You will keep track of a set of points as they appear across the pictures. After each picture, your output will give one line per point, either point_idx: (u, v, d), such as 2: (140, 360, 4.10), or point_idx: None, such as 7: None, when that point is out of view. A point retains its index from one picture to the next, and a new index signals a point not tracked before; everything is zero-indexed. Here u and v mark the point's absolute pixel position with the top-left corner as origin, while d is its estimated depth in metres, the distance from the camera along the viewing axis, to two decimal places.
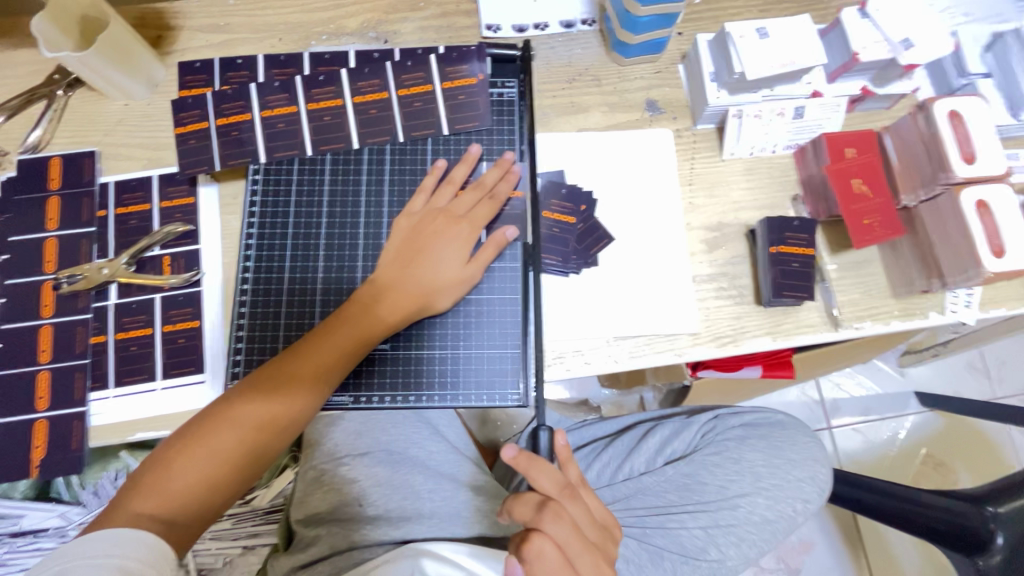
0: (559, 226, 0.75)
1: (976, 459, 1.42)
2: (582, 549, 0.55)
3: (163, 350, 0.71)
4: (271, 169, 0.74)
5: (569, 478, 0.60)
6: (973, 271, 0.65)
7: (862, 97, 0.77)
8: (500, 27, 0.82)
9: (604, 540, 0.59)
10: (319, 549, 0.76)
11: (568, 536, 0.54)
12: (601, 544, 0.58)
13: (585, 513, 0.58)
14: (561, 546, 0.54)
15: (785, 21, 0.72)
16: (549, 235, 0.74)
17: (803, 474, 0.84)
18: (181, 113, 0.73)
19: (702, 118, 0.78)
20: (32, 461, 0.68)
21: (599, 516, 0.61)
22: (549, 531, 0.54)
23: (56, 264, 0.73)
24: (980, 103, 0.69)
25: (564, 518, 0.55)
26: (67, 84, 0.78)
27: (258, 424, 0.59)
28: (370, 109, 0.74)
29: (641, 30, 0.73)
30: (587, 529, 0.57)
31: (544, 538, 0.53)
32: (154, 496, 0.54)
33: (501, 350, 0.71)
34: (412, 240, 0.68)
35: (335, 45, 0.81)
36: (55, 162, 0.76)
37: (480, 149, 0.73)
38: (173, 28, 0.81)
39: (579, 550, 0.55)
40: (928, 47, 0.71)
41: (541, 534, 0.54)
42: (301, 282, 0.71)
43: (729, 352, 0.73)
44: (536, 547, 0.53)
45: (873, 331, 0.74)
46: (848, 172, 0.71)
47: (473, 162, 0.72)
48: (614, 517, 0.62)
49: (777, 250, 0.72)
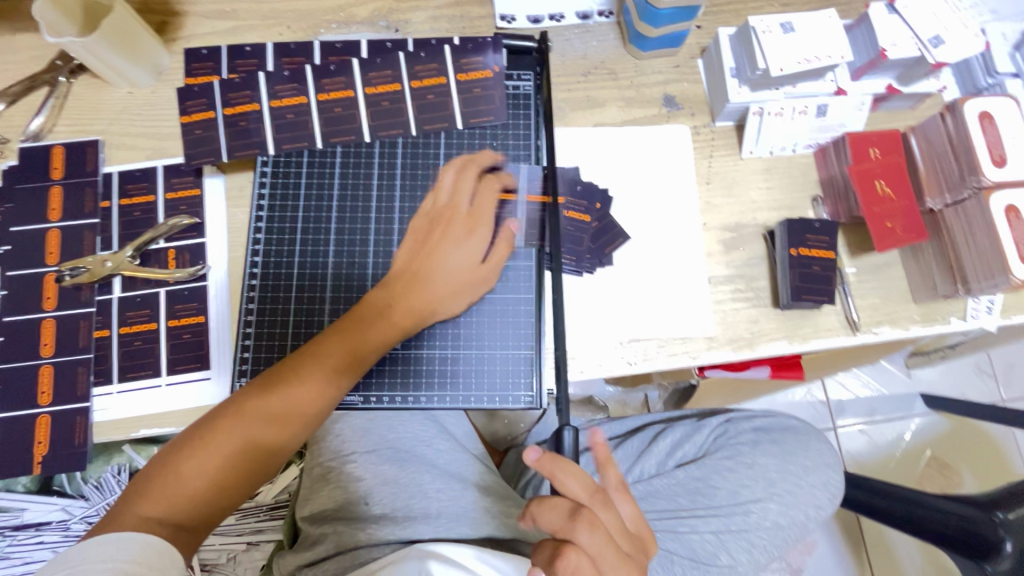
0: (574, 224, 0.73)
1: (982, 463, 1.41)
2: (617, 558, 0.53)
3: (168, 345, 0.70)
4: (280, 162, 0.72)
5: (608, 482, 0.58)
6: (1001, 278, 0.64)
7: (886, 95, 0.75)
8: (514, 18, 0.79)
9: (637, 549, 0.57)
10: (325, 548, 0.75)
11: (602, 547, 0.52)
12: (636, 555, 0.56)
13: (619, 522, 0.56)
14: (595, 558, 0.52)
15: (809, 15, 0.70)
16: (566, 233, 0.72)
17: (816, 479, 0.83)
18: (188, 102, 0.71)
19: (721, 115, 0.76)
20: (34, 457, 0.67)
21: (631, 523, 0.58)
22: (583, 542, 0.52)
23: (59, 256, 0.71)
24: (1010, 105, 0.67)
25: (599, 528, 0.53)
26: (70, 70, 0.76)
27: (271, 426, 0.57)
28: (381, 101, 0.72)
29: (662, 23, 0.71)
30: (623, 540, 0.55)
31: (578, 552, 0.52)
32: (162, 500, 0.53)
33: (514, 352, 0.69)
34: (422, 239, 0.65)
35: (345, 33, 0.79)
36: (57, 150, 0.74)
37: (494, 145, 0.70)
38: (178, 14, 0.79)
39: (613, 558, 0.53)
40: (959, 47, 0.68)
41: (576, 547, 0.52)
42: (311, 277, 0.70)
43: (745, 356, 0.72)
44: (571, 561, 0.51)
45: (892, 336, 0.73)
46: (872, 173, 0.69)
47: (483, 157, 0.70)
48: (651, 530, 0.60)
49: (798, 253, 0.71)
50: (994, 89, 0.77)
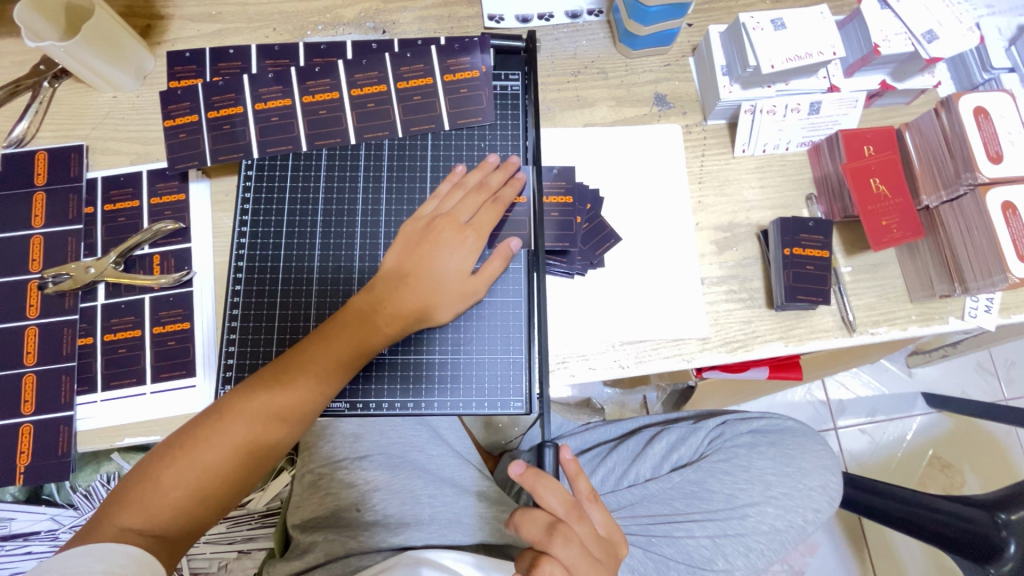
0: (559, 209, 0.70)
1: (985, 463, 1.39)
2: (591, 566, 0.52)
3: (153, 353, 0.69)
4: (264, 165, 0.71)
5: (578, 492, 0.57)
6: (998, 277, 0.62)
7: (880, 92, 0.74)
8: (503, 17, 0.78)
9: (610, 556, 0.56)
10: (315, 556, 0.74)
11: (577, 558, 0.52)
12: (607, 558, 0.55)
13: (592, 532, 0.55)
14: (570, 568, 0.51)
15: (800, 11, 0.69)
16: (552, 220, 0.70)
17: (814, 482, 0.81)
18: (171, 106, 0.70)
19: (713, 113, 0.75)
20: (17, 467, 0.66)
21: (603, 529, 0.57)
22: (559, 554, 0.51)
23: (43, 263, 0.70)
24: (1006, 100, 0.66)
25: (574, 541, 0.52)
26: (53, 75, 0.75)
27: (252, 434, 0.56)
28: (367, 103, 0.71)
29: (651, 22, 0.70)
30: (595, 547, 0.54)
31: (553, 563, 0.51)
32: (141, 510, 0.52)
33: (504, 356, 0.68)
34: (414, 245, 0.64)
35: (332, 35, 0.78)
36: (41, 156, 0.73)
37: (519, 158, 0.69)
38: (163, 17, 0.78)
39: (588, 567, 0.52)
40: (953, 41, 0.67)
41: (552, 558, 0.51)
42: (297, 282, 0.69)
43: (739, 358, 0.70)
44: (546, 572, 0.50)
45: (889, 336, 0.72)
46: (866, 170, 0.68)
47: (491, 169, 0.68)
48: (623, 533, 0.59)
49: (791, 253, 0.70)
50: (990, 84, 0.76)
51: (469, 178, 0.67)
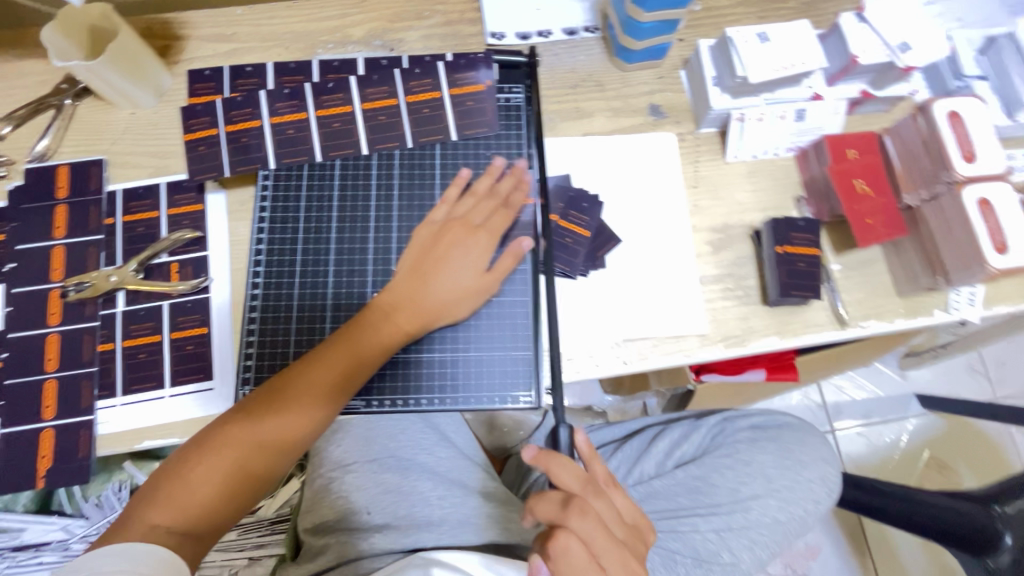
0: (573, 236, 0.74)
1: (979, 461, 1.42)
2: (608, 541, 0.54)
3: (172, 357, 0.71)
4: (281, 176, 0.74)
5: (593, 474, 0.58)
6: (976, 268, 0.66)
7: (861, 100, 0.79)
8: (504, 35, 0.83)
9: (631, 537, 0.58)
10: (327, 559, 0.75)
11: (593, 530, 0.53)
12: (625, 537, 0.57)
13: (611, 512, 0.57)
14: (587, 541, 0.53)
15: (785, 26, 0.74)
16: (562, 244, 0.74)
17: (813, 474, 0.84)
18: (191, 120, 0.74)
19: (705, 121, 0.79)
20: (37, 470, 0.67)
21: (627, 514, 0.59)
22: (574, 526, 0.53)
23: (64, 272, 0.73)
24: (977, 104, 0.70)
25: (589, 513, 0.54)
26: (75, 93, 0.79)
27: (281, 429, 0.58)
28: (378, 116, 0.74)
29: (644, 36, 0.75)
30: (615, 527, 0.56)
31: (571, 535, 0.53)
32: (169, 508, 0.53)
33: (512, 353, 0.71)
34: (429, 247, 0.67)
35: (342, 53, 0.82)
36: (62, 170, 0.76)
37: (527, 163, 0.73)
38: (180, 38, 0.82)
39: (606, 542, 0.54)
40: (926, 51, 0.72)
41: (566, 530, 0.53)
42: (313, 286, 0.71)
43: (737, 352, 0.73)
44: (564, 544, 0.52)
45: (878, 329, 0.75)
46: (849, 173, 0.73)
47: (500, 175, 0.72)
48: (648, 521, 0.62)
49: (784, 250, 0.73)
50: (964, 91, 0.80)
51: (479, 184, 0.71)
